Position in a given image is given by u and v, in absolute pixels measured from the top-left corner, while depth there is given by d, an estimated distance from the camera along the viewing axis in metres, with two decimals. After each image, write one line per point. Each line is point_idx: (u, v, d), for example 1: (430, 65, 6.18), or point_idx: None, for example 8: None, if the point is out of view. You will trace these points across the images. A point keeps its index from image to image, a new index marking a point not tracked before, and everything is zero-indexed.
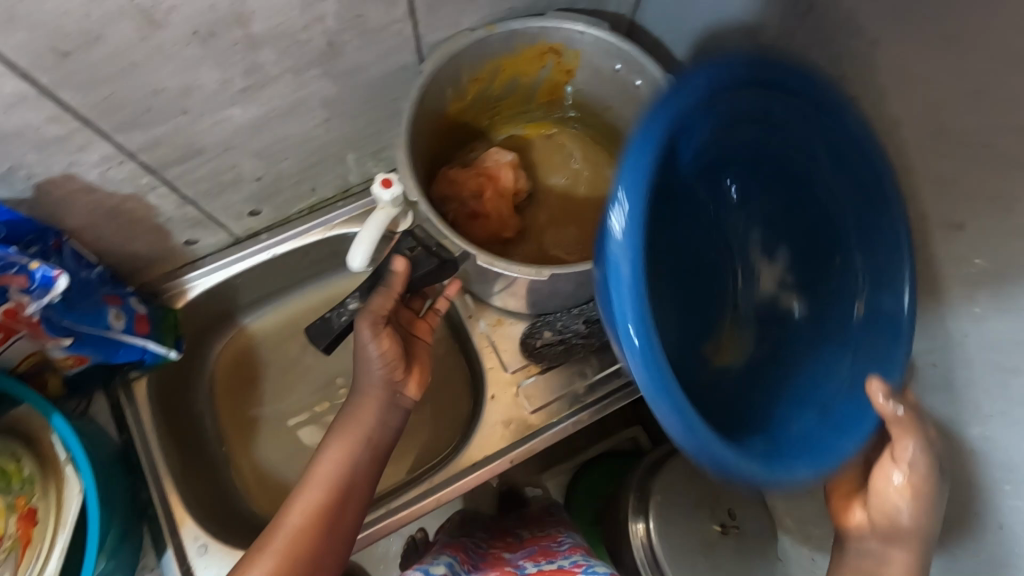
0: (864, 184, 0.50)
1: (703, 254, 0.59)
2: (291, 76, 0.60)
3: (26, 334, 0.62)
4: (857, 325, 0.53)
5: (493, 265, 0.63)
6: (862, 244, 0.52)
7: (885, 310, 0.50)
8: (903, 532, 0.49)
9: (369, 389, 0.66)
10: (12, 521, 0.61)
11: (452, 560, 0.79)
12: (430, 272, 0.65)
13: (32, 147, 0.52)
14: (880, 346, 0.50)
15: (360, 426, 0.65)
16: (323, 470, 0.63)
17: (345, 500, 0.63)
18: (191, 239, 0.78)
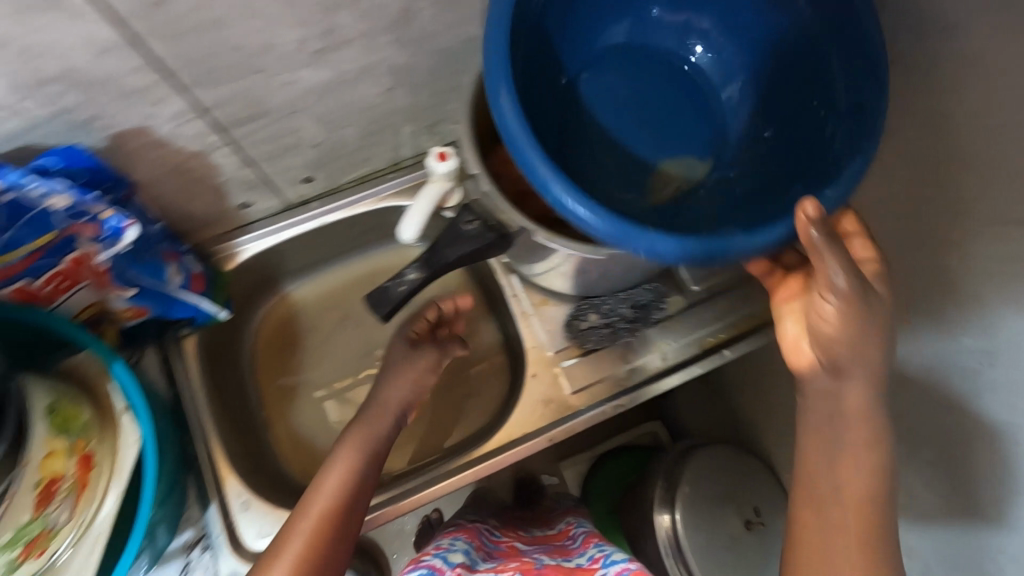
0: (832, 28, 0.52)
1: (683, 102, 0.62)
2: (363, 40, 0.60)
3: (90, 284, 0.64)
4: (838, 117, 0.53)
5: (551, 241, 0.58)
6: (838, 60, 0.52)
7: (862, 106, 0.50)
8: (836, 343, 0.48)
9: (382, 409, 0.68)
10: (72, 463, 0.60)
11: (468, 547, 0.75)
12: (490, 248, 0.61)
13: (114, 97, 0.53)
14: (855, 136, 0.50)
15: (368, 437, 0.65)
16: (329, 481, 0.61)
17: (356, 499, 0.61)
18: (246, 202, 0.79)
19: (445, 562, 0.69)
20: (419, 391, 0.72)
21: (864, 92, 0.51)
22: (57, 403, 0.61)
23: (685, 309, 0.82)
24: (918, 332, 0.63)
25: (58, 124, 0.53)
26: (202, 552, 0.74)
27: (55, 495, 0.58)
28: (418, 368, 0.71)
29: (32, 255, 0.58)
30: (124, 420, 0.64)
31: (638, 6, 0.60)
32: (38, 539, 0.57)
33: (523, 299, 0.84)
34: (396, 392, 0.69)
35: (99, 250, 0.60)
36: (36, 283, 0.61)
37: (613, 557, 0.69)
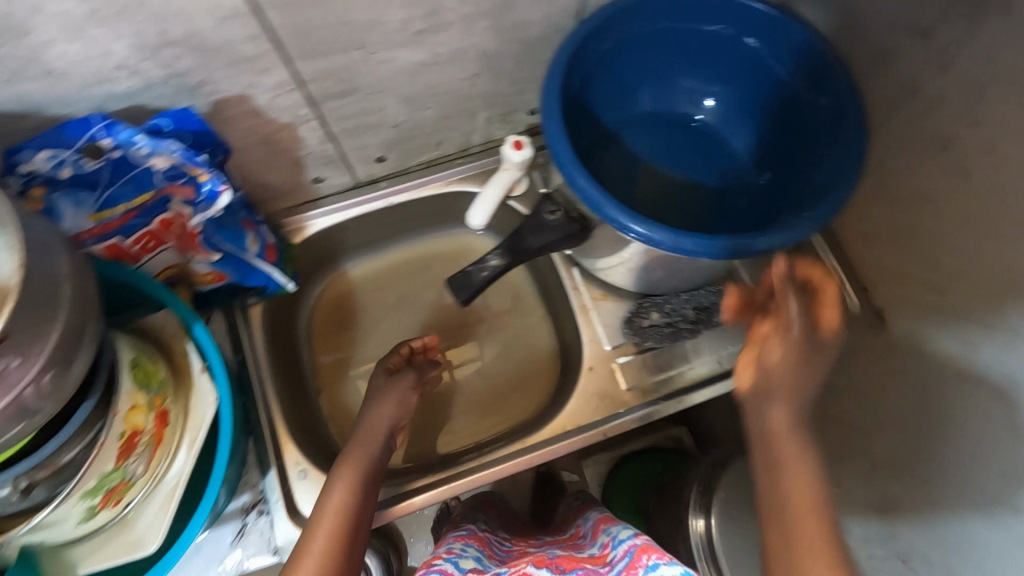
0: (828, 82, 0.64)
1: (703, 146, 0.76)
2: (463, 24, 0.61)
3: (174, 246, 0.66)
4: (840, 144, 0.63)
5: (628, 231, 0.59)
6: (834, 106, 0.64)
7: (858, 140, 0.61)
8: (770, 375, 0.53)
9: (374, 425, 0.71)
10: (150, 418, 0.60)
11: (480, 553, 0.71)
12: (571, 240, 0.62)
13: (226, 63, 0.54)
14: (852, 164, 0.61)
15: (363, 460, 0.65)
16: (334, 500, 0.60)
17: (358, 516, 0.60)
18: (320, 177, 0.80)
19: (456, 566, 0.65)
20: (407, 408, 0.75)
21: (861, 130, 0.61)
22: (139, 357, 0.61)
23: None
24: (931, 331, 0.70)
25: (170, 86, 0.55)
26: (258, 517, 0.74)
27: (136, 448, 0.59)
28: (404, 389, 0.75)
29: (128, 214, 0.60)
30: (203, 380, 0.65)
31: (668, 65, 0.73)
32: (116, 488, 0.59)
33: (583, 293, 0.84)
34: (383, 413, 0.72)
35: (191, 213, 0.62)
36: (126, 242, 0.63)
37: (621, 538, 0.67)
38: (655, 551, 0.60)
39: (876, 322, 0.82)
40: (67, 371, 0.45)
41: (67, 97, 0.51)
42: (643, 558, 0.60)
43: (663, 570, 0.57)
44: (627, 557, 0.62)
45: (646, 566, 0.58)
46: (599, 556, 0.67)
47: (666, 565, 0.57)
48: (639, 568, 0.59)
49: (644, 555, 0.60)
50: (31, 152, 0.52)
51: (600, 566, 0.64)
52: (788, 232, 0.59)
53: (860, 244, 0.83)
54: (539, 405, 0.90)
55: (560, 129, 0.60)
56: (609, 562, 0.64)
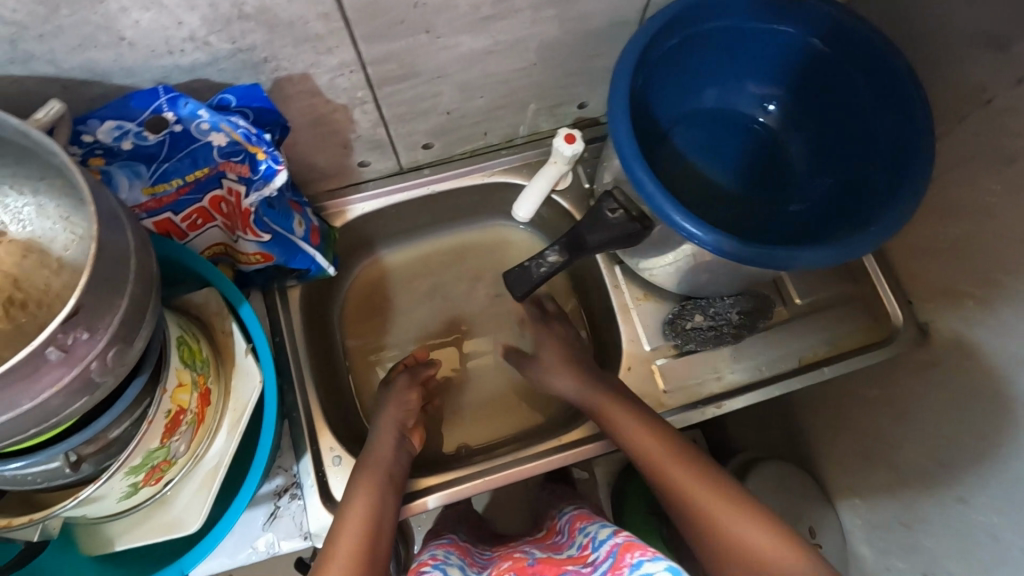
0: (892, 93, 0.63)
1: (757, 150, 0.76)
2: (530, 12, 0.60)
3: (221, 225, 0.66)
4: (900, 156, 0.63)
5: (680, 228, 0.60)
6: (893, 112, 0.64)
7: (919, 153, 0.61)
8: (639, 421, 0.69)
9: (385, 431, 0.74)
10: (194, 398, 0.59)
11: (463, 564, 0.70)
12: (631, 238, 0.62)
13: (292, 41, 0.53)
14: (912, 173, 0.61)
15: (376, 471, 0.68)
16: (352, 513, 0.62)
17: (377, 526, 0.62)
18: (364, 161, 0.79)
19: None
20: (409, 407, 0.79)
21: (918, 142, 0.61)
22: (184, 335, 0.60)
23: (790, 321, 0.82)
24: (986, 334, 0.70)
25: (233, 62, 0.53)
26: (290, 501, 0.72)
27: (180, 427, 0.58)
28: (401, 390, 0.80)
29: (181, 188, 0.60)
30: (248, 360, 0.64)
31: (732, 65, 0.72)
32: (158, 466, 0.58)
33: (623, 291, 0.83)
34: (390, 417, 0.77)
35: (245, 191, 0.61)
36: (176, 217, 0.63)
37: (601, 537, 0.66)
38: (639, 548, 0.58)
39: (919, 336, 0.81)
40: (130, 347, 0.44)
41: (130, 68, 0.50)
42: (628, 556, 0.58)
43: (647, 566, 0.55)
44: (611, 558, 0.60)
45: (631, 565, 0.57)
46: (581, 557, 0.65)
47: (651, 561, 0.55)
48: (625, 567, 0.57)
49: (627, 554, 0.59)
50: (96, 122, 0.50)
51: (584, 567, 0.62)
52: (830, 252, 0.59)
53: (910, 257, 0.81)
54: (565, 406, 0.88)
55: (624, 118, 0.61)
56: (592, 563, 0.62)
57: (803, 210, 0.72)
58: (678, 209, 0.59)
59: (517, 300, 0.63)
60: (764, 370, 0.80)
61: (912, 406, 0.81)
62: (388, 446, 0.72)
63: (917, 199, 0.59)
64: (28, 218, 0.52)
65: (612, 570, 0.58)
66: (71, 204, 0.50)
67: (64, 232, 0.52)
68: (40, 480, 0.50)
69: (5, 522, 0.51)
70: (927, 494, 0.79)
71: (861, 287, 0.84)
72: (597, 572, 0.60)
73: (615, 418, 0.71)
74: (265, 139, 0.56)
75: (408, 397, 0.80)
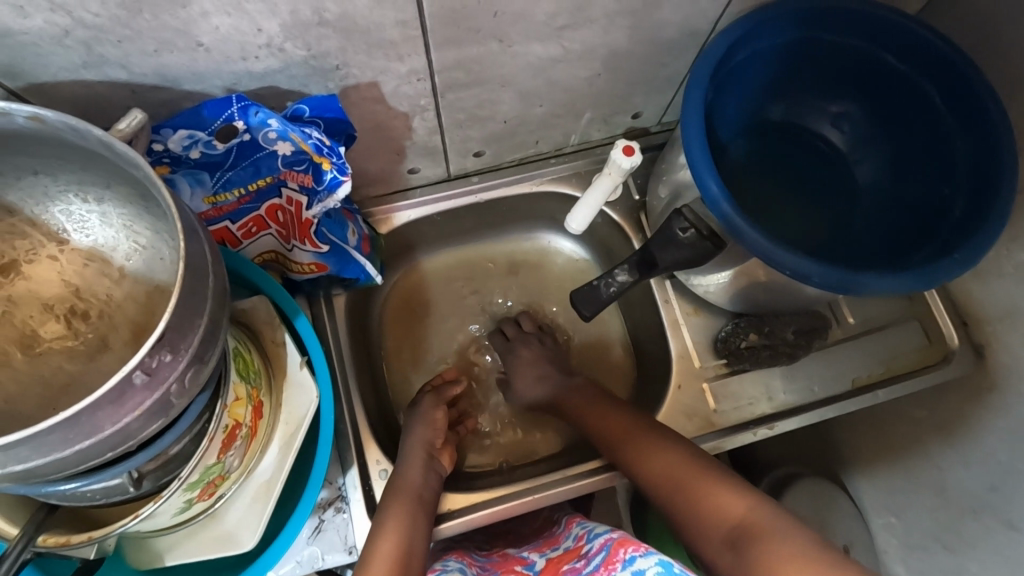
0: (973, 115, 0.62)
1: (818, 165, 0.75)
2: (606, 22, 0.58)
3: (276, 234, 0.65)
4: (980, 182, 0.62)
5: (751, 246, 0.58)
6: (973, 137, 0.63)
7: (1000, 181, 0.60)
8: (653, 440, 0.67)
9: (413, 450, 0.72)
10: (248, 411, 0.57)
11: (463, 566, 0.69)
12: (703, 257, 0.64)
13: (367, 48, 0.51)
14: (995, 201, 0.59)
15: (405, 500, 0.66)
16: (384, 548, 0.60)
17: (410, 555, 0.60)
18: (415, 168, 0.77)
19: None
20: (436, 425, 0.76)
21: (999, 169, 0.60)
22: (239, 346, 0.58)
23: (844, 342, 0.80)
24: None
25: (304, 69, 0.51)
26: (335, 514, 0.69)
27: (235, 442, 0.56)
28: (427, 409, 0.77)
29: (242, 198, 0.59)
30: (303, 374, 0.63)
31: (798, 80, 0.71)
32: (213, 482, 0.56)
33: (674, 307, 0.81)
34: (418, 436, 0.74)
35: (307, 202, 0.60)
36: (233, 226, 0.62)
37: (597, 531, 0.68)
38: (632, 544, 0.59)
39: (975, 359, 0.79)
40: (205, 366, 0.42)
41: (202, 73, 0.48)
42: (621, 551, 0.59)
43: (640, 562, 0.56)
44: (604, 551, 0.62)
45: (623, 561, 0.58)
46: (575, 550, 0.67)
47: (643, 557, 0.56)
48: (617, 562, 0.58)
49: (621, 549, 0.60)
50: (169, 131, 0.50)
51: (578, 562, 0.64)
52: (908, 278, 0.58)
53: (971, 280, 0.79)
54: None
55: (699, 136, 0.59)
56: (585, 557, 0.64)
57: (869, 228, 0.72)
58: (750, 225, 0.58)
59: (586, 317, 0.68)
60: (818, 391, 0.78)
61: (966, 429, 0.79)
62: (417, 468, 0.70)
63: (999, 229, 0.58)
64: (91, 226, 0.49)
65: (605, 565, 0.60)
66: (136, 212, 0.47)
67: (126, 240, 0.49)
68: (98, 497, 0.49)
69: (64, 540, 0.50)
70: (973, 518, 0.76)
71: (915, 307, 0.82)
72: (589, 565, 0.62)
73: (595, 421, 0.74)
74: (336, 150, 0.56)
75: (434, 415, 0.77)
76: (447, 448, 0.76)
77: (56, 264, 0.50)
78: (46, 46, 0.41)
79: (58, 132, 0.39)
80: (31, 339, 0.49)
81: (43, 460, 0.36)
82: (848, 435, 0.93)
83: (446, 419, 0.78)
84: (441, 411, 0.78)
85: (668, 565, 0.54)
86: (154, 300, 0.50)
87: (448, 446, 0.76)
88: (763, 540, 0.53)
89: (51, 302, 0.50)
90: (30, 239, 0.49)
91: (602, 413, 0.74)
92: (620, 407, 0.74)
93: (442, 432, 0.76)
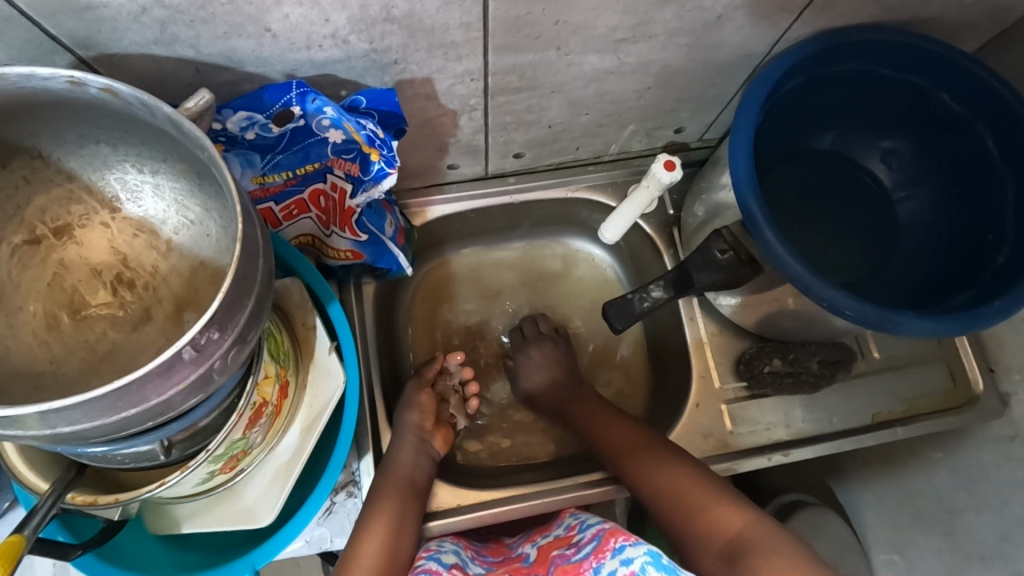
0: None
1: (855, 201, 0.75)
2: (664, 38, 0.58)
3: (315, 218, 0.65)
4: None
5: (782, 263, 0.58)
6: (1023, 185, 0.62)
7: None
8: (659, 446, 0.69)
9: (408, 432, 0.72)
10: (276, 390, 0.58)
11: (458, 547, 0.70)
12: (739, 280, 0.65)
13: (428, 46, 0.52)
14: None
15: (397, 480, 0.67)
16: (370, 536, 0.62)
17: (399, 535, 0.63)
18: (454, 164, 0.77)
19: (440, 563, 0.64)
20: (424, 407, 0.76)
21: None
22: (272, 326, 0.59)
23: (866, 376, 0.79)
24: None
25: (365, 61, 0.52)
26: (346, 498, 0.70)
27: (261, 419, 0.57)
28: (411, 393, 0.77)
29: (289, 180, 0.60)
30: (331, 359, 0.64)
31: (850, 111, 0.71)
32: (235, 456, 0.57)
33: (698, 325, 0.81)
34: (411, 417, 0.74)
35: (352, 190, 0.61)
36: (277, 208, 0.63)
37: (589, 521, 0.68)
38: (622, 534, 0.60)
39: (999, 407, 0.78)
40: (246, 345, 0.43)
41: (267, 58, 0.49)
42: (611, 541, 0.60)
43: (628, 551, 0.57)
44: (595, 540, 0.62)
45: (612, 549, 0.59)
46: (567, 538, 0.68)
47: (632, 546, 0.57)
48: (607, 551, 0.59)
49: (612, 539, 0.60)
50: (229, 112, 0.52)
51: (569, 549, 0.65)
52: (946, 322, 0.57)
53: (1006, 326, 0.79)
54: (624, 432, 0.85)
55: (746, 160, 0.59)
56: (576, 545, 0.64)
57: (908, 267, 0.71)
58: (787, 250, 0.57)
59: (616, 330, 0.68)
60: (836, 423, 0.78)
61: (982, 475, 0.78)
62: (409, 452, 0.70)
63: None
64: (143, 197, 0.50)
65: (594, 554, 0.60)
66: (189, 188, 0.48)
67: (176, 215, 0.51)
68: (127, 461, 0.50)
69: (91, 499, 0.51)
70: (981, 564, 0.75)
71: (944, 348, 0.81)
72: (581, 553, 0.62)
73: (598, 429, 0.74)
74: (388, 143, 0.57)
75: (419, 398, 0.77)
76: (440, 428, 0.76)
77: (107, 232, 0.52)
78: (123, 21, 0.42)
79: (129, 105, 0.40)
80: (78, 304, 0.50)
81: (90, 425, 0.37)
82: (861, 468, 0.92)
83: (432, 400, 0.77)
84: (425, 393, 0.77)
85: (656, 556, 0.54)
86: (197, 276, 0.51)
87: (440, 427, 0.76)
88: (754, 553, 0.54)
89: (100, 269, 0.51)
90: (85, 205, 0.50)
91: (598, 419, 0.76)
92: (624, 421, 0.74)
93: (432, 414, 0.76)
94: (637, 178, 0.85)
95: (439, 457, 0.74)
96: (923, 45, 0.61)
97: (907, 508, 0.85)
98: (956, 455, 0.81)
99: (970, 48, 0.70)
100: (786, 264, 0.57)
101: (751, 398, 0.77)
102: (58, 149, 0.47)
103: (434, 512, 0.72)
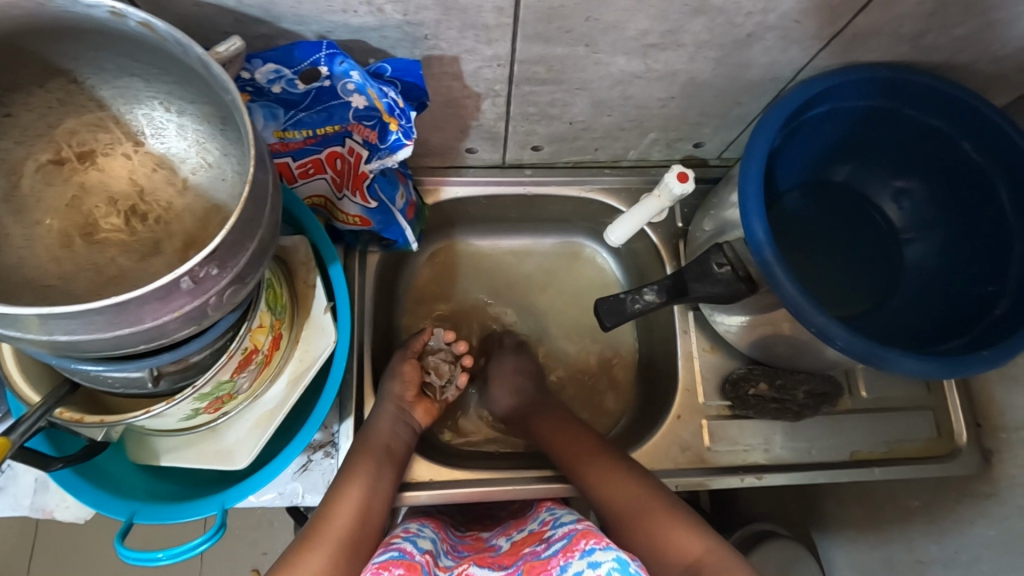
0: None
1: (862, 233, 0.76)
2: (693, 49, 0.59)
3: (329, 180, 0.67)
4: None
5: (777, 281, 0.58)
6: None
7: None
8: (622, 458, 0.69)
9: (387, 401, 0.73)
10: (269, 339, 0.59)
11: (436, 536, 0.69)
12: (735, 296, 0.66)
13: (461, 25, 0.53)
14: None
15: (374, 445, 0.68)
16: (350, 495, 0.62)
17: (374, 496, 0.63)
18: (473, 148, 0.78)
19: (415, 546, 0.62)
20: (407, 377, 0.77)
21: None
22: (272, 279, 0.60)
23: (852, 413, 0.79)
24: None
25: (397, 32, 0.53)
26: (323, 457, 0.72)
27: (250, 365, 0.58)
28: (397, 363, 0.79)
29: (308, 139, 0.62)
30: (326, 318, 0.65)
31: (870, 146, 0.72)
32: (221, 397, 0.58)
33: (691, 339, 0.82)
34: (398, 387, 0.76)
35: (367, 156, 0.63)
36: (294, 163, 0.65)
37: (564, 518, 0.66)
38: (594, 537, 0.59)
39: (982, 463, 0.78)
40: (244, 287, 0.44)
41: (303, 17, 0.51)
42: (582, 542, 0.59)
43: (597, 555, 0.55)
44: (566, 539, 0.61)
45: (581, 551, 0.57)
46: (539, 533, 0.67)
47: (602, 550, 0.56)
48: (576, 552, 0.58)
49: (582, 540, 0.59)
50: (259, 63, 0.53)
51: (539, 545, 0.64)
52: (933, 365, 0.58)
53: (999, 384, 0.78)
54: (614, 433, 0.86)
55: (756, 177, 0.60)
56: (546, 541, 0.64)
57: (906, 310, 0.72)
58: (782, 268, 0.58)
59: (605, 325, 0.69)
60: (814, 455, 0.77)
61: (955, 529, 0.77)
62: (388, 420, 0.71)
63: None
64: (167, 134, 0.52)
65: (563, 552, 0.59)
66: (211, 131, 0.50)
67: (195, 155, 0.52)
68: (117, 385, 0.51)
69: (78, 417, 0.53)
70: None
71: (933, 397, 0.81)
72: (549, 550, 0.62)
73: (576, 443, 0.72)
74: (406, 114, 0.58)
75: (402, 369, 0.78)
76: (421, 401, 0.77)
77: (129, 163, 0.54)
78: None
79: (164, 41, 0.42)
80: (91, 226, 0.52)
81: (87, 336, 0.39)
82: (838, 511, 0.91)
83: (415, 372, 0.78)
84: (408, 365, 0.78)
85: (625, 563, 0.53)
86: (211, 217, 0.53)
87: (422, 400, 0.77)
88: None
89: (117, 197, 0.53)
90: (111, 134, 0.52)
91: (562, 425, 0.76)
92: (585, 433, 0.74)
93: (414, 384, 0.77)
94: (652, 186, 0.85)
95: (419, 427, 0.75)
96: (949, 89, 0.61)
97: (878, 553, 0.85)
98: (933, 507, 0.80)
99: (998, 100, 0.69)
100: (780, 284, 0.58)
101: (732, 415, 0.78)
102: (93, 77, 0.48)
103: (411, 482, 0.73)
